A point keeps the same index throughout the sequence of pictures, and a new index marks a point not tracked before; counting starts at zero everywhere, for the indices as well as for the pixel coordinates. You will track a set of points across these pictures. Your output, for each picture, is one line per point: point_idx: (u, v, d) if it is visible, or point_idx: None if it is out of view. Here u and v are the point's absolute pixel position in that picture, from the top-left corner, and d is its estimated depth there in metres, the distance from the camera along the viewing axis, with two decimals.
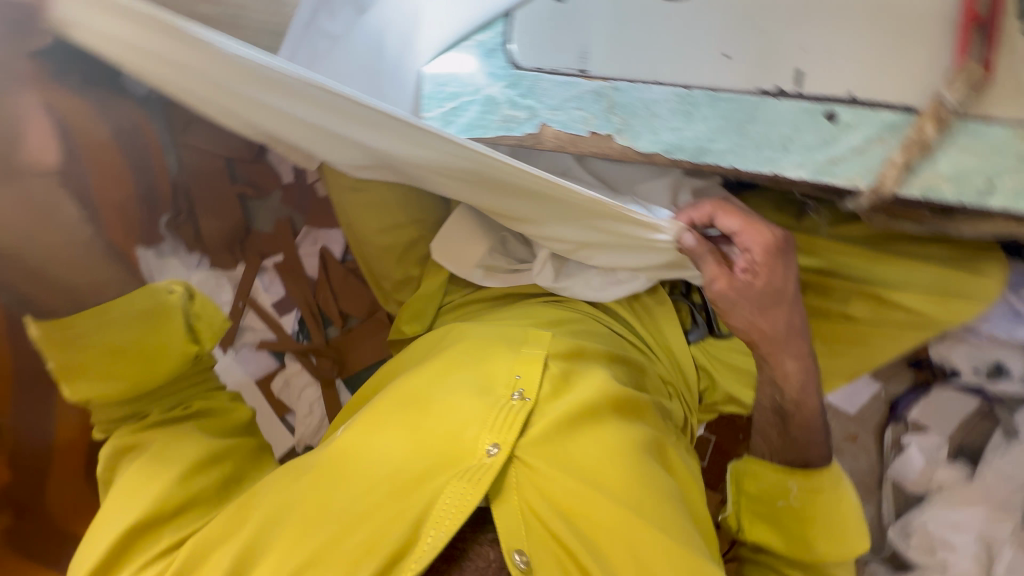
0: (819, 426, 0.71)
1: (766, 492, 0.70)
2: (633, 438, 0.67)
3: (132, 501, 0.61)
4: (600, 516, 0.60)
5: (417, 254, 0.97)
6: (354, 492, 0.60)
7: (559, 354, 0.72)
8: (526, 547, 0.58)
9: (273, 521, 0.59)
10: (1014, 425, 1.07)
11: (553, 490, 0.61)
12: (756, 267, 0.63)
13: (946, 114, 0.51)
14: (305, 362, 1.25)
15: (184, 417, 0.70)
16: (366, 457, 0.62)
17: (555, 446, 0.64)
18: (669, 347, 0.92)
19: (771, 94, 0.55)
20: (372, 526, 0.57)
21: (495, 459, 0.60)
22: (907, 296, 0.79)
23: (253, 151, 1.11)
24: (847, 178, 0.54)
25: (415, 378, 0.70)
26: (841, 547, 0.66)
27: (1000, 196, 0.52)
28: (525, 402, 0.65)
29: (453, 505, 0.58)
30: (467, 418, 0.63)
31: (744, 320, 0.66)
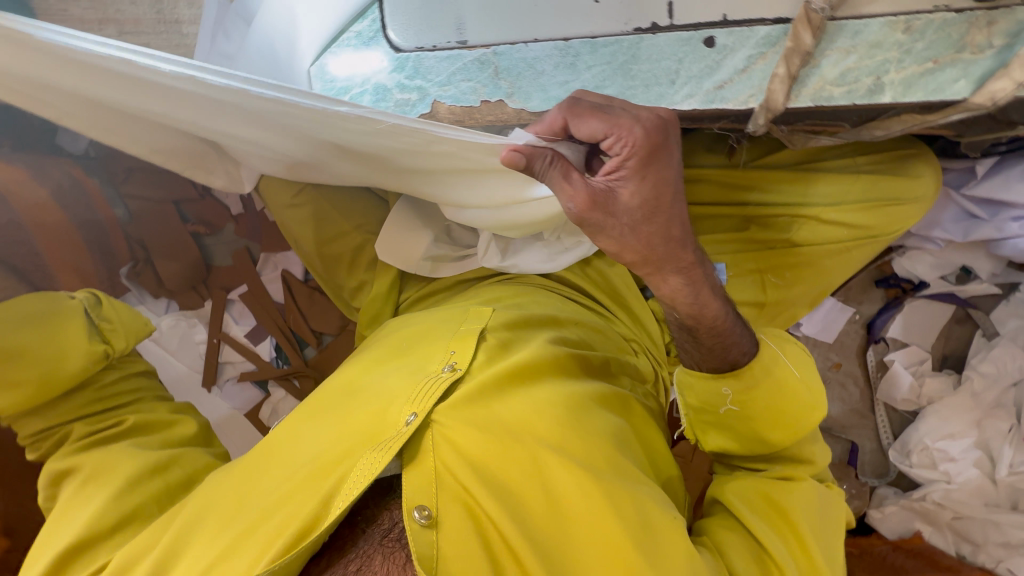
0: (731, 327, 0.67)
1: (706, 405, 0.69)
2: (569, 393, 0.69)
3: (74, 517, 0.65)
4: (515, 467, 0.62)
5: (367, 258, 0.98)
6: (282, 476, 0.63)
7: (497, 326, 0.75)
8: (434, 505, 0.59)
9: (202, 517, 0.63)
10: (992, 326, 1.08)
11: (467, 447, 0.62)
12: (621, 168, 0.58)
13: (817, 18, 0.51)
14: (288, 386, 1.24)
15: (120, 430, 0.73)
16: (297, 445, 0.66)
17: (480, 409, 0.65)
18: (627, 304, 0.91)
19: (649, 31, 0.58)
20: (291, 505, 0.60)
21: (412, 426, 0.61)
22: (844, 213, 0.80)
23: (199, 191, 1.19)
24: (737, 98, 0.56)
25: (358, 369, 0.74)
26: (793, 430, 0.65)
27: (889, 91, 0.53)
28: (455, 371, 0.67)
29: (362, 475, 0.58)
30: (393, 394, 0.66)
31: (620, 240, 0.61)
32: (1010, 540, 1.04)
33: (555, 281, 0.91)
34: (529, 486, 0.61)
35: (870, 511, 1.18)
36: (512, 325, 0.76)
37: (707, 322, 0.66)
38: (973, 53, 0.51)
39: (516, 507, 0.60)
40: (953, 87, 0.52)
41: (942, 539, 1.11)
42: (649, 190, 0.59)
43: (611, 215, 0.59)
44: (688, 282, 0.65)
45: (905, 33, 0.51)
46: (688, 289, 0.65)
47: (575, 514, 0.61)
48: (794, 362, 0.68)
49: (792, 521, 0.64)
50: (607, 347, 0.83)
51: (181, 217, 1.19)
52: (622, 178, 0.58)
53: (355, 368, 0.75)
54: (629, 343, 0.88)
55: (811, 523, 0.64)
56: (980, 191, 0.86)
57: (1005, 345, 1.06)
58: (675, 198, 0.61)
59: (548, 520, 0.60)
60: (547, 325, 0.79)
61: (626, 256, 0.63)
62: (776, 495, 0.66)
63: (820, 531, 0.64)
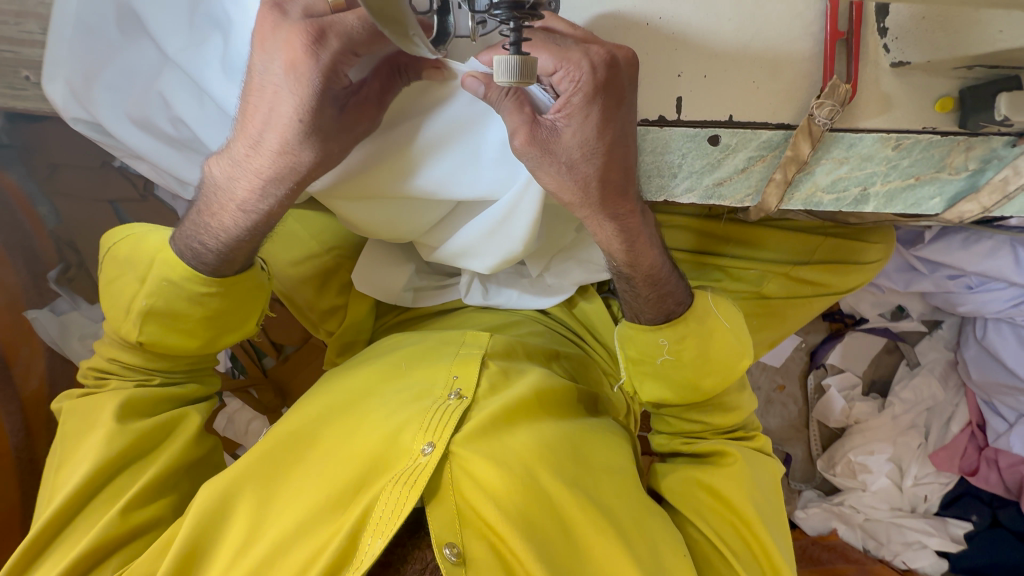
0: (667, 267, 0.65)
1: (643, 356, 0.69)
2: (570, 427, 0.70)
3: (87, 526, 0.62)
4: (534, 503, 0.60)
5: (339, 282, 0.90)
6: (291, 506, 0.60)
7: (495, 353, 0.75)
8: (459, 540, 0.58)
9: (208, 540, 0.60)
10: (915, 357, 1.22)
11: (487, 481, 0.60)
12: (572, 112, 0.49)
13: (819, 131, 0.50)
14: (246, 397, 1.20)
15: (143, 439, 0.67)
16: (301, 471, 0.63)
17: (493, 440, 0.64)
18: (603, 341, 0.90)
19: (656, 123, 0.53)
20: (308, 544, 0.58)
21: (430, 457, 0.61)
22: (809, 270, 0.85)
23: (140, 190, 1.05)
24: (734, 197, 0.58)
25: (358, 387, 0.71)
26: (732, 372, 0.68)
27: (873, 201, 0.56)
28: (462, 400, 0.67)
29: (388, 510, 0.57)
30: (402, 421, 0.65)
31: (558, 178, 0.52)
32: (909, 539, 1.19)
33: (536, 313, 0.90)
34: (549, 521, 0.60)
35: (796, 511, 1.29)
36: (509, 353, 0.76)
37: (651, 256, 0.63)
38: (951, 173, 0.54)
39: (541, 543, 0.59)
40: (928, 203, 0.57)
41: (854, 536, 1.22)
42: (597, 130, 0.50)
43: (550, 152, 0.50)
44: (640, 241, 0.61)
45: (894, 149, 0.52)
46: (636, 235, 0.60)
47: (595, 549, 0.60)
48: (727, 314, 0.69)
49: (724, 492, 0.66)
50: (586, 380, 0.86)
51: (118, 219, 1.06)
52: (570, 116, 0.49)
53: (350, 382, 0.72)
54: (609, 378, 0.89)
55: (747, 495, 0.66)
56: (927, 253, 0.93)
57: (925, 374, 1.20)
58: (629, 135, 0.51)
59: (569, 556, 0.59)
60: (540, 357, 0.81)
61: (560, 195, 0.54)
62: (711, 481, 0.68)
63: (759, 495, 0.67)
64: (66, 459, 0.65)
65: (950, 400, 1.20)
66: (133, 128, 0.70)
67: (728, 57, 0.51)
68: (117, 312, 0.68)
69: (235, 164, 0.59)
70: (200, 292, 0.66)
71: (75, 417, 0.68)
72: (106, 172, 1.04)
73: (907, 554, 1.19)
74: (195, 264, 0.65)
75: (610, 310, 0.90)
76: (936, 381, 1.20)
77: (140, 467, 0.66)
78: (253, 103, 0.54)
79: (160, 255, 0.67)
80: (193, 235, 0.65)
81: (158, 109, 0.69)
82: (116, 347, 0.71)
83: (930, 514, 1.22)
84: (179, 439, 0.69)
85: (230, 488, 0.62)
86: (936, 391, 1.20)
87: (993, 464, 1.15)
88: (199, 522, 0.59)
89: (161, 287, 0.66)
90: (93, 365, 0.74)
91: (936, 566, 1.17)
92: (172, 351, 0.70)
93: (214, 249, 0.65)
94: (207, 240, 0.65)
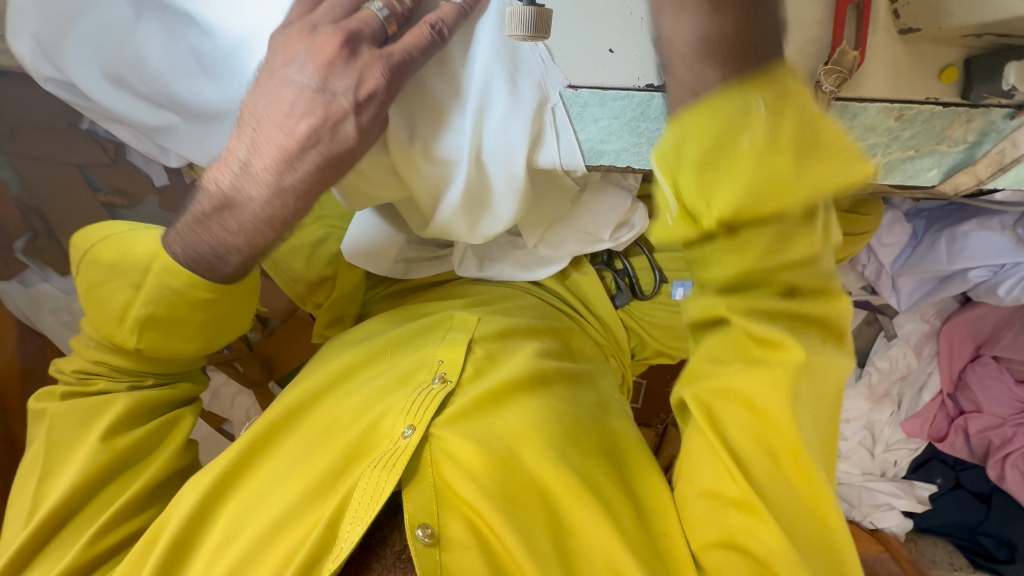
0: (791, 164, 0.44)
1: None
2: (559, 403, 0.70)
3: (69, 540, 0.62)
4: (513, 483, 0.62)
5: (326, 253, 0.86)
6: (275, 496, 0.61)
7: (482, 336, 0.75)
8: (435, 521, 0.60)
9: (195, 533, 0.62)
10: (893, 328, 1.21)
11: (467, 462, 0.62)
12: None
13: (825, 101, 0.50)
14: (231, 371, 1.18)
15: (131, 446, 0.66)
16: (281, 461, 0.65)
17: (476, 422, 0.65)
18: (597, 313, 0.92)
19: (660, 90, 0.52)
20: (291, 533, 0.59)
21: (409, 440, 0.62)
22: None
23: (110, 155, 0.99)
24: None
25: (342, 371, 0.73)
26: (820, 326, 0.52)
27: (872, 172, 0.57)
28: (446, 383, 0.68)
29: (367, 495, 0.58)
30: (386, 407, 0.66)
31: None
32: (878, 501, 1.25)
33: (531, 284, 0.90)
34: (534, 501, 0.61)
35: None
36: (502, 335, 0.77)
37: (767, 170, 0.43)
38: (949, 145, 0.55)
39: (518, 523, 0.60)
40: (926, 174, 0.58)
41: None
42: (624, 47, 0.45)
43: None
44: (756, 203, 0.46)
45: (896, 120, 0.52)
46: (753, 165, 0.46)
47: (574, 518, 0.61)
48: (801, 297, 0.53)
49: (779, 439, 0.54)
50: (583, 354, 0.86)
51: (88, 184, 1.00)
52: None
53: (333, 368, 0.73)
54: (601, 347, 0.91)
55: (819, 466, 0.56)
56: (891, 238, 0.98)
57: (900, 346, 1.20)
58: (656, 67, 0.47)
59: (552, 534, 0.60)
60: (532, 334, 0.80)
61: None
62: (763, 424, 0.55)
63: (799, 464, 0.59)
64: (52, 472, 0.64)
65: (924, 369, 1.24)
66: (111, 87, 0.66)
67: None
68: (108, 319, 0.64)
69: (248, 158, 0.55)
70: (198, 296, 0.62)
71: (62, 424, 0.66)
72: (72, 135, 0.97)
73: (874, 516, 1.25)
74: (180, 257, 0.61)
75: (603, 281, 0.92)
76: (912, 351, 1.21)
77: (127, 480, 0.66)
78: (278, 101, 0.52)
79: (157, 260, 0.61)
80: (208, 252, 0.59)
81: (133, 69, 0.64)
82: (103, 351, 0.68)
83: (899, 477, 1.28)
84: (168, 450, 0.69)
85: (219, 485, 0.64)
86: (911, 361, 1.21)
87: (961, 430, 1.22)
88: (181, 526, 0.61)
89: (164, 296, 0.61)
90: (75, 361, 0.70)
91: (902, 525, 1.24)
92: (169, 353, 0.67)
93: (236, 263, 0.60)
94: (228, 256, 0.59)
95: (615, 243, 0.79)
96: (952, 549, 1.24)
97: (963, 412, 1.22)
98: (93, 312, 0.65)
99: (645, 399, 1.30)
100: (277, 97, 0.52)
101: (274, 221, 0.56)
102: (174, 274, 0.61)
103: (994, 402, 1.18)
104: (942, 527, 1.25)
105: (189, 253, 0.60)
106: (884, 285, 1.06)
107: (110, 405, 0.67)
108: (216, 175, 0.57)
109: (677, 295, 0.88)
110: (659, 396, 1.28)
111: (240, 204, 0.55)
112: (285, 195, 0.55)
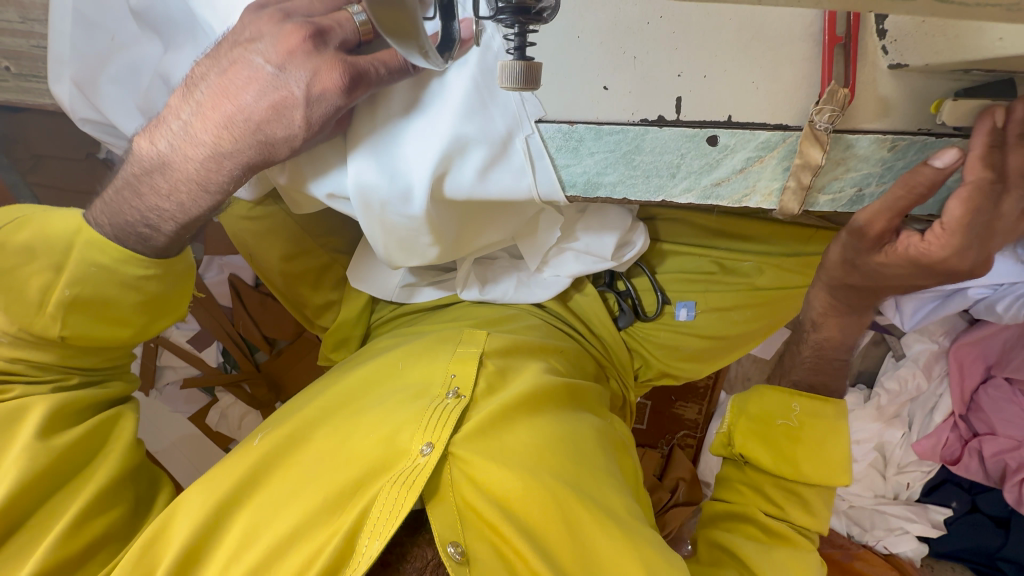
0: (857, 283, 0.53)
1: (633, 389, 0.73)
2: (568, 425, 0.72)
3: (23, 554, 0.58)
4: (536, 505, 0.63)
5: (334, 277, 0.91)
6: (290, 508, 0.62)
7: (493, 351, 0.76)
8: (462, 540, 0.61)
9: (205, 545, 0.61)
10: (901, 348, 1.23)
11: (486, 481, 0.64)
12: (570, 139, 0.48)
13: (823, 137, 0.50)
14: (238, 392, 1.20)
15: (71, 445, 0.64)
16: (296, 471, 0.65)
17: (494, 441, 0.66)
18: (597, 333, 0.93)
19: (655, 123, 0.53)
20: (307, 548, 0.60)
21: (429, 458, 0.62)
22: (804, 264, 0.85)
23: None
24: (732, 197, 0.56)
25: (355, 385, 0.74)
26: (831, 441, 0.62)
27: (868, 201, 0.56)
28: (461, 399, 0.68)
29: (386, 511, 0.59)
30: (401, 422, 0.66)
31: None
32: (891, 525, 1.23)
33: (533, 305, 0.90)
34: (554, 525, 0.62)
35: None
36: (508, 351, 0.78)
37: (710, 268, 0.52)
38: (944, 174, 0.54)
39: (538, 540, 0.62)
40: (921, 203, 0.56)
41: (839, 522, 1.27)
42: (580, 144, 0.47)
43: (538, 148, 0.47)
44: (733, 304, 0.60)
45: (890, 150, 0.53)
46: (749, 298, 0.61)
47: (597, 543, 0.62)
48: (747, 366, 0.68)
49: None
50: (585, 373, 0.87)
51: None
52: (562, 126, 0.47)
53: (345, 383, 0.74)
54: (603, 364, 0.93)
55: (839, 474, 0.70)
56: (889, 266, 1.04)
57: (909, 367, 1.21)
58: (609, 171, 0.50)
59: (576, 555, 0.62)
60: (539, 352, 0.81)
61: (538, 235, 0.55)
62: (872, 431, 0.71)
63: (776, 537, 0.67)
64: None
65: (934, 391, 1.23)
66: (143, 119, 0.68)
67: (727, 56, 0.51)
68: (25, 307, 0.63)
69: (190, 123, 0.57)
70: (137, 275, 0.65)
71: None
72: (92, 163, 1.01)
73: (888, 540, 1.23)
74: (105, 223, 0.63)
75: (606, 303, 0.93)
76: (922, 372, 1.21)
77: (73, 485, 0.63)
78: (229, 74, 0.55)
79: (80, 237, 0.63)
80: (135, 220, 0.62)
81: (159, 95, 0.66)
82: (22, 347, 0.65)
83: (912, 500, 1.25)
84: (114, 450, 0.67)
85: (235, 494, 0.64)
86: (920, 381, 1.21)
87: (976, 453, 1.18)
88: (193, 534, 0.61)
89: (90, 274, 0.63)
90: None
91: (917, 550, 1.21)
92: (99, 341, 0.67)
93: (167, 232, 0.63)
94: (160, 223, 0.62)
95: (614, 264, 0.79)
96: None
97: (977, 434, 1.19)
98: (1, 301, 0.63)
99: (650, 420, 1.28)
100: (229, 70, 0.55)
101: (201, 192, 0.60)
102: (100, 249, 0.63)
103: (1008, 424, 1.15)
104: (959, 553, 1.21)
105: (116, 221, 0.63)
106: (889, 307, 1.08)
107: (35, 406, 0.64)
108: (148, 139, 0.60)
109: (680, 316, 0.90)
110: (665, 416, 1.28)
111: (173, 167, 0.59)
112: (221, 162, 0.58)
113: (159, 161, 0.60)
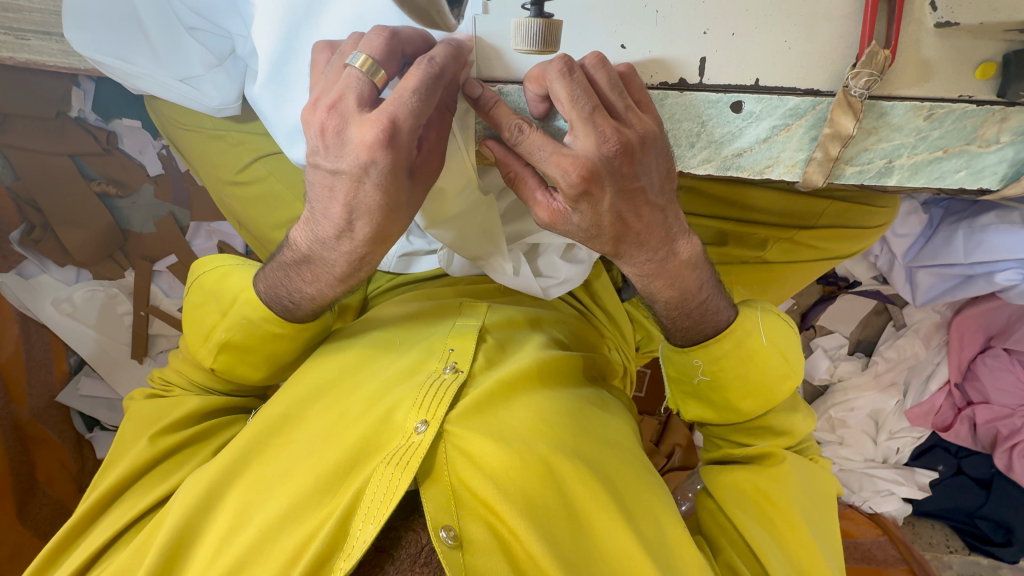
0: (722, 304, 0.63)
1: (681, 375, 0.68)
2: (569, 399, 0.68)
3: (124, 509, 0.65)
4: (533, 479, 0.59)
5: None
6: (281, 490, 0.58)
7: (493, 326, 0.73)
8: (456, 522, 0.56)
9: (197, 530, 0.59)
10: (902, 318, 1.22)
11: (483, 457, 0.59)
12: (629, 118, 0.47)
13: (857, 104, 0.46)
14: None
15: (194, 433, 0.70)
16: (289, 451, 0.62)
17: (489, 416, 0.62)
18: (604, 304, 0.88)
19: (675, 87, 0.49)
20: (298, 533, 0.55)
21: (423, 436, 0.59)
22: (815, 235, 0.83)
23: (103, 146, 1.01)
24: (754, 168, 0.53)
25: (350, 361, 0.69)
26: (786, 489, 0.65)
27: (896, 174, 0.53)
28: (458, 374, 0.65)
29: (381, 494, 0.55)
30: (397, 399, 0.63)
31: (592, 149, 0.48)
32: (879, 487, 1.27)
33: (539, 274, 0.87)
34: (553, 499, 0.59)
35: None
36: (508, 325, 0.75)
37: (615, 227, 0.53)
38: (980, 146, 0.51)
39: (543, 525, 0.57)
40: (952, 176, 0.53)
41: None
42: (607, 150, 0.47)
43: (620, 128, 0.46)
44: (666, 280, 0.59)
45: (926, 119, 0.49)
46: (657, 272, 0.58)
47: (595, 520, 0.59)
48: (768, 329, 0.65)
49: (788, 517, 0.64)
50: (587, 344, 0.82)
51: (82, 174, 1.02)
52: (567, 108, 0.46)
53: (341, 358, 0.70)
54: (608, 340, 0.87)
55: (815, 502, 0.67)
56: (892, 241, 1.02)
57: (909, 335, 1.21)
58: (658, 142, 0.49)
59: (573, 534, 0.58)
60: (535, 326, 0.77)
61: (602, 228, 0.53)
62: (764, 486, 0.66)
63: (806, 504, 0.66)
64: (114, 460, 0.70)
65: (930, 359, 1.23)
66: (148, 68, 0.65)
67: (761, 12, 0.46)
68: (198, 337, 0.70)
69: (318, 241, 0.57)
70: None
71: (134, 424, 0.72)
72: (63, 123, 0.98)
73: (874, 500, 1.26)
74: (273, 307, 0.65)
75: (610, 273, 0.91)
76: (921, 341, 1.21)
77: (181, 459, 0.69)
78: (326, 194, 0.52)
79: None
80: (284, 296, 0.64)
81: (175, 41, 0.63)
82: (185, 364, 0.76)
83: (900, 464, 1.29)
84: (208, 448, 0.70)
85: (226, 477, 0.61)
86: (919, 350, 1.21)
87: (968, 420, 1.20)
88: (185, 515, 0.58)
89: None
90: (162, 373, 0.79)
91: (901, 510, 1.25)
92: (238, 378, 0.71)
93: (305, 309, 0.64)
94: (301, 302, 0.64)
95: (593, 257, 0.75)
96: (948, 532, 1.28)
97: (971, 402, 1.20)
98: (186, 325, 0.71)
99: (649, 388, 1.31)
100: (320, 186, 0.52)
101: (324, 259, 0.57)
102: None
103: (1002, 393, 1.15)
104: (939, 511, 1.26)
105: (273, 291, 0.64)
106: (899, 277, 1.07)
107: (182, 402, 0.72)
108: (302, 233, 0.59)
109: None
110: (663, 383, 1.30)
111: (317, 261, 0.58)
112: (343, 239, 0.55)
113: (305, 256, 0.59)
